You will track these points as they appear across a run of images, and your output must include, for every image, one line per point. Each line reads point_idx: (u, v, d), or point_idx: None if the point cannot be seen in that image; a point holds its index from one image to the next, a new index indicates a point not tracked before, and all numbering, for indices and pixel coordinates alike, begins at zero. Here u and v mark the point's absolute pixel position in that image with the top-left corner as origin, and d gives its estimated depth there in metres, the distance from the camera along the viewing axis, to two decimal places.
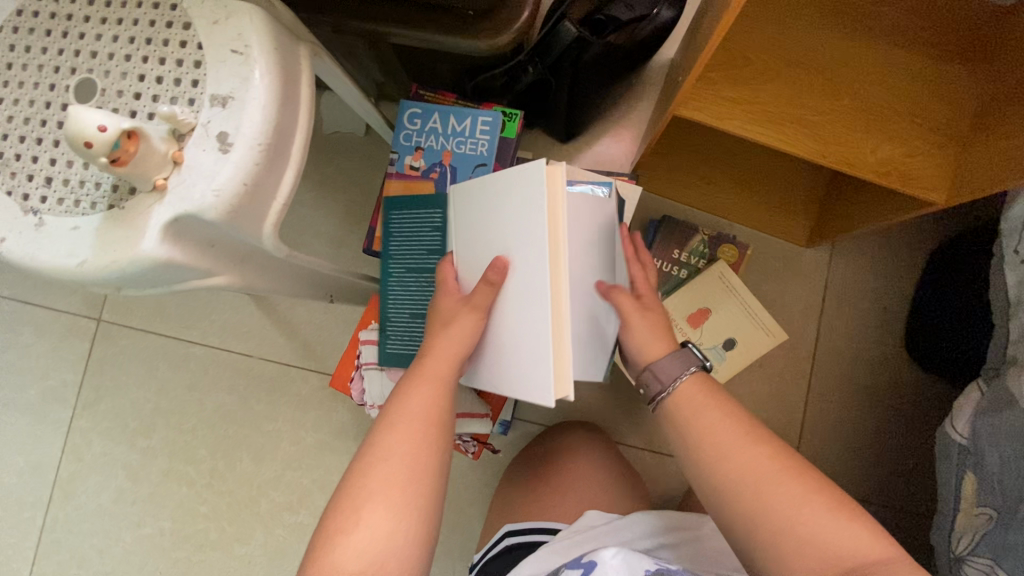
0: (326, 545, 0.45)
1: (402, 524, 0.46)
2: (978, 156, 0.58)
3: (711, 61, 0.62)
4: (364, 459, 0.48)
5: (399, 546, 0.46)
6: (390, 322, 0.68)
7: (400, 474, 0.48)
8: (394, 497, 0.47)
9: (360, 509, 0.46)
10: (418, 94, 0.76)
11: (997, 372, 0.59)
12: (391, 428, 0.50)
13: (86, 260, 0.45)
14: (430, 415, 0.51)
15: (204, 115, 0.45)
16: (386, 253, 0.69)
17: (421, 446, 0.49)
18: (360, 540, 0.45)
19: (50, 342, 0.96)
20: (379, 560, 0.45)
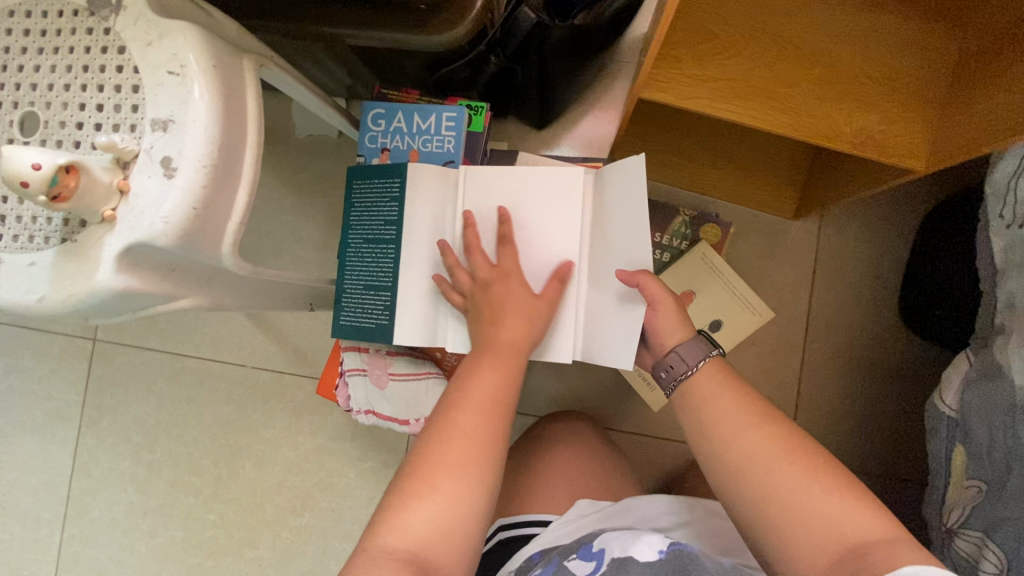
0: (395, 511, 0.48)
1: (473, 495, 0.49)
2: (957, 120, 0.55)
3: (671, 39, 0.60)
4: (436, 434, 0.52)
5: (468, 516, 0.49)
6: (345, 293, 0.69)
7: (472, 448, 0.51)
8: (467, 469, 0.50)
9: (432, 479, 0.49)
10: (381, 93, 0.75)
11: (986, 341, 0.57)
12: (461, 407, 0.54)
13: (44, 295, 0.45)
14: (497, 397, 0.55)
15: (146, 141, 0.45)
16: (347, 223, 0.71)
17: (490, 425, 0.53)
18: (431, 507, 0.48)
19: (49, 365, 0.98)
20: (450, 527, 0.48)
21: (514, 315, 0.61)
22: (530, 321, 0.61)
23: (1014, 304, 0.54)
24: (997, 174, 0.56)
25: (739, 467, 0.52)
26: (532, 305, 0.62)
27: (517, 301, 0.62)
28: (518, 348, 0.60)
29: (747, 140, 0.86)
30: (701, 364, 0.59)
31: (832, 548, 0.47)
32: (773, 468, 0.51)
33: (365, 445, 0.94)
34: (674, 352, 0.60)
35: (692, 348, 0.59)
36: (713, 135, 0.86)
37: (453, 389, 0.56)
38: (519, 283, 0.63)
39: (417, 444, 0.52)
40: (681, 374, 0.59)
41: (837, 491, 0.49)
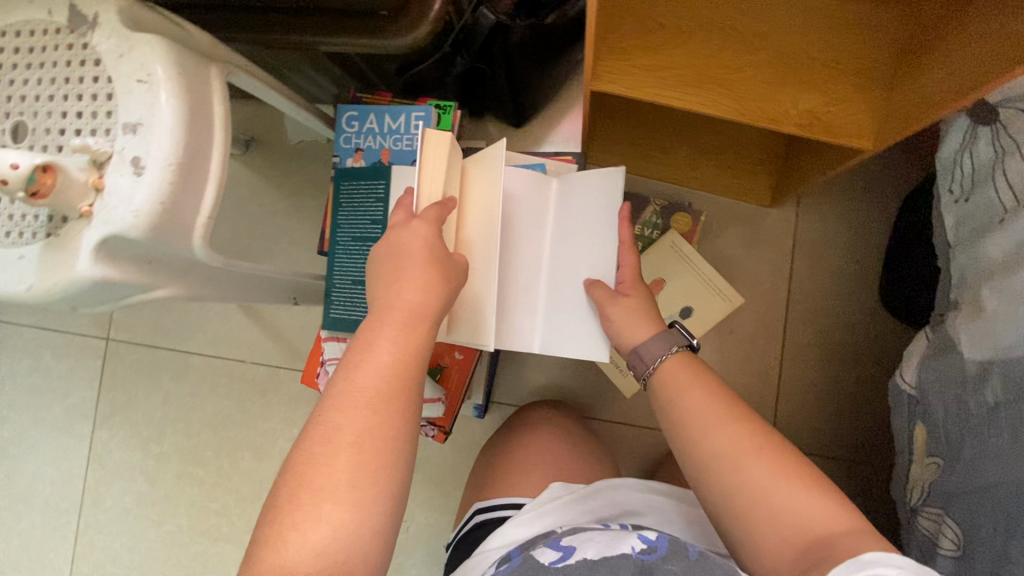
0: (277, 537, 0.42)
1: (368, 508, 0.44)
2: (903, 96, 0.56)
3: (617, 31, 0.62)
4: (321, 441, 0.45)
5: (363, 531, 0.44)
6: (333, 289, 0.71)
7: (365, 457, 0.45)
8: (359, 483, 0.44)
9: (320, 499, 0.43)
10: (356, 97, 0.79)
11: (942, 318, 0.57)
12: (350, 407, 0.46)
13: (32, 284, 0.50)
14: (393, 390, 0.48)
15: (119, 143, 0.50)
16: (336, 221, 0.73)
17: (387, 423, 0.46)
18: (319, 530, 0.42)
19: (67, 363, 1.05)
20: (341, 550, 0.43)
21: (417, 281, 0.51)
22: (435, 286, 0.52)
23: (965, 278, 0.54)
24: (945, 148, 0.56)
25: (710, 464, 0.48)
26: (437, 270, 0.52)
27: (422, 264, 0.52)
28: (419, 318, 0.50)
29: (721, 130, 0.87)
30: (671, 353, 0.56)
31: (802, 542, 0.43)
32: (744, 464, 0.47)
33: None
34: (644, 341, 0.57)
35: (667, 337, 0.57)
36: (685, 126, 0.87)
37: (338, 379, 0.48)
38: (430, 243, 0.52)
39: (298, 453, 0.45)
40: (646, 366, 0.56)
41: (803, 483, 0.45)
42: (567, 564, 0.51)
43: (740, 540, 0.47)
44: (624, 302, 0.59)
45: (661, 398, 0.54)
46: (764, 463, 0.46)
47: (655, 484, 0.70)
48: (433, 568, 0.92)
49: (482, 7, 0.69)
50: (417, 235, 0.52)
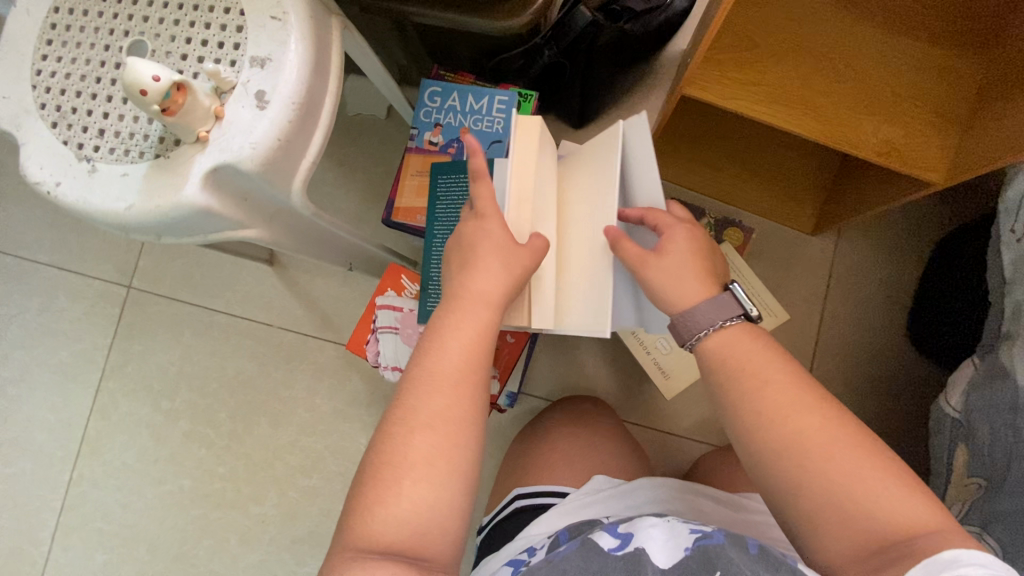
0: (365, 511, 0.43)
1: (446, 485, 0.44)
2: (976, 138, 0.60)
3: (715, 43, 0.64)
4: (403, 421, 0.45)
5: (445, 506, 0.44)
6: (433, 280, 0.68)
7: (442, 436, 0.45)
8: (438, 462, 0.44)
9: (403, 475, 0.43)
10: (438, 74, 0.81)
11: (991, 348, 0.61)
12: (430, 387, 0.46)
13: (132, 204, 0.49)
14: (468, 370, 0.48)
15: (244, 75, 0.50)
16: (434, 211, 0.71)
17: (464, 403, 0.47)
18: (402, 506, 0.43)
19: (82, 307, 1.01)
20: (423, 524, 0.43)
21: (493, 265, 0.51)
22: (510, 269, 0.51)
23: (1020, 311, 0.58)
24: (1011, 192, 0.60)
25: (790, 448, 0.45)
26: (512, 253, 0.51)
27: (493, 248, 0.51)
28: (493, 301, 0.50)
29: (775, 157, 0.91)
30: (723, 323, 0.50)
31: (877, 539, 0.42)
32: (829, 457, 0.44)
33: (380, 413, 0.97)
34: (689, 307, 0.51)
35: (717, 305, 0.51)
36: (741, 148, 0.91)
37: (418, 362, 0.48)
38: (497, 228, 0.52)
39: (381, 432, 0.46)
40: (690, 337, 0.51)
41: (890, 483, 0.43)
42: (629, 551, 0.50)
43: (809, 537, 0.45)
44: (667, 260, 0.52)
45: (716, 376, 0.50)
46: (843, 456, 0.44)
47: (693, 487, 0.71)
48: None
49: (580, 4, 0.71)
50: (485, 222, 0.53)
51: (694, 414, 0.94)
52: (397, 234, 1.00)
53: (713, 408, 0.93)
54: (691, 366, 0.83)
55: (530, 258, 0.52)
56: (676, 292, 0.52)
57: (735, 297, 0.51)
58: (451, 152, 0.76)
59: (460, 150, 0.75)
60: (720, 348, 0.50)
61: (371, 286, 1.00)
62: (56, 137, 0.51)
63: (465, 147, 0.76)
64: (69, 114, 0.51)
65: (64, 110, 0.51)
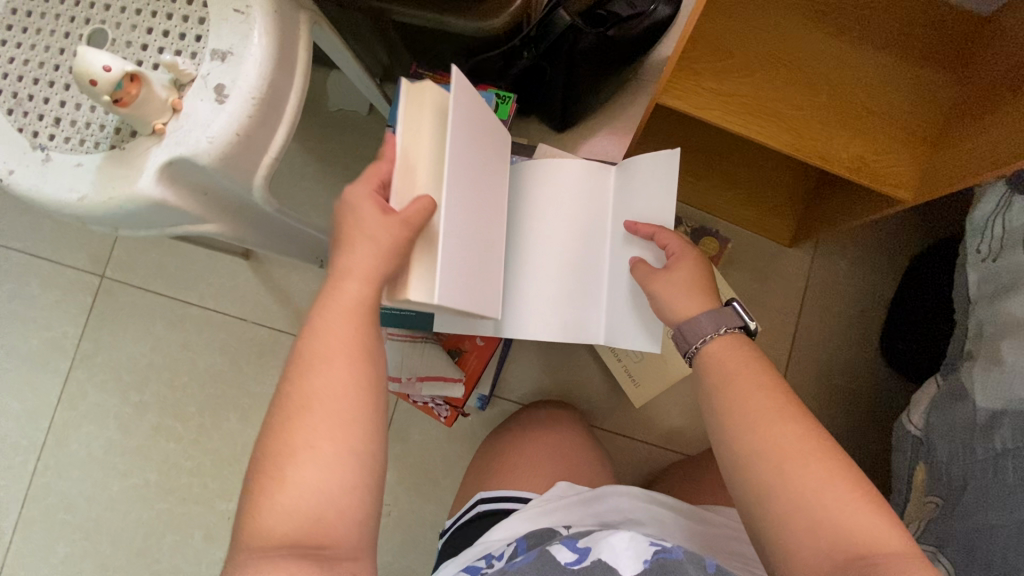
0: (255, 506, 0.42)
1: (330, 469, 0.42)
2: (945, 157, 0.60)
3: (691, 53, 0.64)
4: (289, 411, 0.44)
5: (335, 491, 0.42)
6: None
7: (322, 419, 0.43)
8: (320, 446, 0.43)
9: (287, 466, 0.42)
10: (417, 73, 0.80)
11: (954, 366, 0.61)
12: (310, 372, 0.45)
13: (85, 195, 0.48)
14: (348, 349, 0.46)
15: (204, 68, 0.49)
16: None
17: (348, 382, 0.45)
18: (288, 495, 0.42)
19: (54, 294, 1.00)
20: (311, 512, 0.41)
21: (361, 240, 0.48)
22: (381, 241, 0.47)
23: (983, 331, 0.58)
24: (978, 211, 0.60)
25: (757, 457, 0.45)
26: (377, 226, 0.47)
27: (362, 228, 0.48)
28: (366, 274, 0.48)
29: (755, 168, 0.91)
30: (722, 333, 0.53)
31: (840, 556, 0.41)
32: (796, 467, 0.44)
33: None
34: (692, 315, 0.54)
35: (721, 315, 0.53)
36: (722, 158, 0.91)
37: (297, 348, 0.47)
38: (368, 204, 0.49)
39: (269, 425, 0.45)
40: (690, 343, 0.53)
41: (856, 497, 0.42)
42: (585, 565, 0.50)
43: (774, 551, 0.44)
44: (674, 273, 0.56)
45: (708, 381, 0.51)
46: (822, 470, 0.43)
47: (667, 500, 0.71)
48: (410, 556, 0.90)
49: (559, 8, 0.70)
50: (358, 202, 0.49)
51: (666, 423, 0.94)
52: None
53: (684, 417, 0.93)
54: (662, 376, 0.82)
55: (401, 226, 0.47)
56: (682, 303, 0.55)
57: (735, 311, 0.54)
58: None
59: None
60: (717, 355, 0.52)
61: None
62: (10, 124, 0.50)
63: None
64: (25, 101, 0.50)
65: (21, 97, 0.50)
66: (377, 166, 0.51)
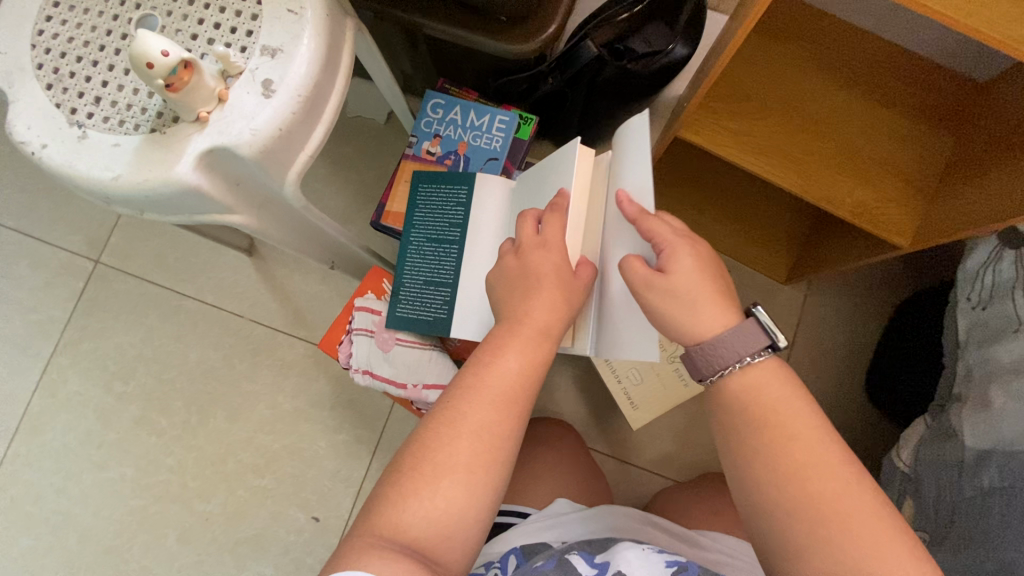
0: (398, 501, 0.43)
1: (478, 495, 0.44)
2: (942, 210, 0.64)
3: (714, 92, 0.68)
4: (452, 425, 0.45)
5: (470, 517, 0.43)
6: (403, 286, 0.71)
7: (486, 448, 0.45)
8: (476, 471, 0.44)
9: (438, 477, 0.43)
10: (443, 87, 0.82)
11: (943, 408, 0.65)
12: (481, 397, 0.46)
13: (120, 174, 0.48)
14: (521, 391, 0.47)
15: (253, 62, 0.50)
16: (410, 220, 0.72)
17: (509, 418, 0.46)
18: (436, 505, 0.42)
19: (43, 277, 0.97)
20: (447, 528, 0.42)
21: (554, 294, 0.50)
22: (572, 300, 0.51)
23: (971, 375, 0.62)
24: (970, 261, 0.64)
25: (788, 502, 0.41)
26: (571, 286, 0.51)
27: (555, 281, 0.50)
28: (553, 331, 0.50)
29: (757, 207, 0.95)
30: (753, 359, 0.44)
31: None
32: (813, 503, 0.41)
33: (343, 417, 0.95)
34: (712, 336, 0.45)
35: (745, 333, 0.44)
36: (724, 195, 0.95)
37: (471, 370, 0.48)
38: (560, 258, 0.51)
39: (424, 430, 0.46)
40: (716, 371, 0.44)
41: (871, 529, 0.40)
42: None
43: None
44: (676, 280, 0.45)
45: (734, 416, 0.44)
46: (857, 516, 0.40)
47: (663, 521, 0.72)
48: None
49: (587, 40, 0.73)
50: (550, 250, 0.51)
51: (658, 448, 0.95)
52: (382, 238, 1.00)
53: (675, 444, 0.94)
54: (659, 401, 0.84)
55: (585, 292, 0.51)
56: (693, 316, 0.45)
57: (760, 324, 0.44)
58: (447, 164, 0.77)
59: (457, 163, 0.76)
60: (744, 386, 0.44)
61: (348, 287, 0.99)
62: (49, 98, 0.50)
63: (462, 160, 0.77)
64: (66, 78, 0.50)
65: (61, 74, 0.50)
66: (559, 213, 0.52)
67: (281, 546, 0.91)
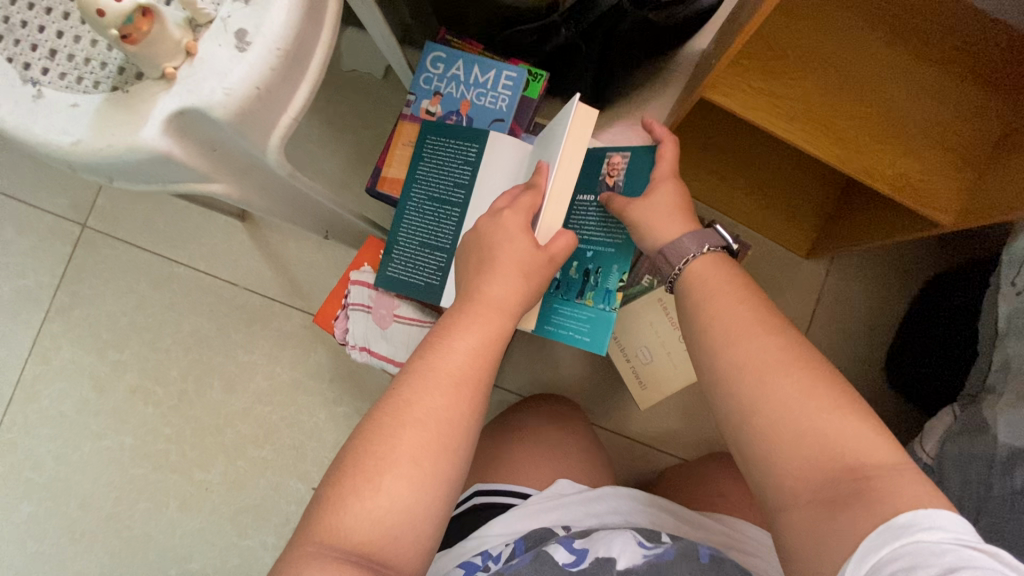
0: (340, 501, 0.41)
1: (427, 489, 0.42)
2: (995, 184, 0.57)
3: (749, 47, 0.60)
4: (398, 416, 0.43)
5: (419, 513, 0.42)
6: (397, 244, 0.66)
7: (434, 438, 0.43)
8: (423, 464, 0.42)
9: (382, 472, 0.42)
10: (445, 39, 0.75)
11: (974, 400, 0.61)
12: (430, 385, 0.45)
13: (80, 139, 0.43)
14: (473, 375, 0.46)
15: (225, 9, 0.44)
16: (412, 176, 0.67)
17: (459, 404, 0.45)
18: (380, 503, 0.41)
19: (29, 241, 0.93)
20: (394, 526, 0.41)
21: (510, 271, 0.50)
22: (527, 278, 0.50)
23: (1010, 366, 0.57)
24: (1019, 243, 0.59)
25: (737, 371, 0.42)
26: (529, 261, 0.50)
27: (511, 255, 0.50)
28: (507, 309, 0.50)
29: (782, 174, 0.88)
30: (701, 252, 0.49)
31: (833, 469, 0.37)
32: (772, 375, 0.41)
33: (343, 389, 0.93)
34: (673, 239, 0.51)
35: (699, 235, 0.51)
36: (746, 161, 0.88)
37: (420, 355, 0.47)
38: (520, 236, 0.50)
39: (370, 421, 0.44)
40: (672, 267, 0.51)
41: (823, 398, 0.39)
42: (583, 568, 0.54)
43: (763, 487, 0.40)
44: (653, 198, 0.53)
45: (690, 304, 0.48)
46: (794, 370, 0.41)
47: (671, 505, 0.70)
48: None
49: None
50: (510, 228, 0.51)
51: (664, 425, 0.92)
52: (380, 204, 0.95)
53: (683, 422, 0.92)
54: (670, 380, 0.80)
55: (548, 267, 0.51)
56: (659, 225, 0.52)
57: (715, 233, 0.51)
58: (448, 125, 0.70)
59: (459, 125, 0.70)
60: (699, 275, 0.49)
61: (346, 256, 0.94)
62: None
63: (464, 121, 0.70)
64: (16, 28, 0.44)
65: (10, 22, 0.44)
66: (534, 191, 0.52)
67: (281, 517, 0.90)
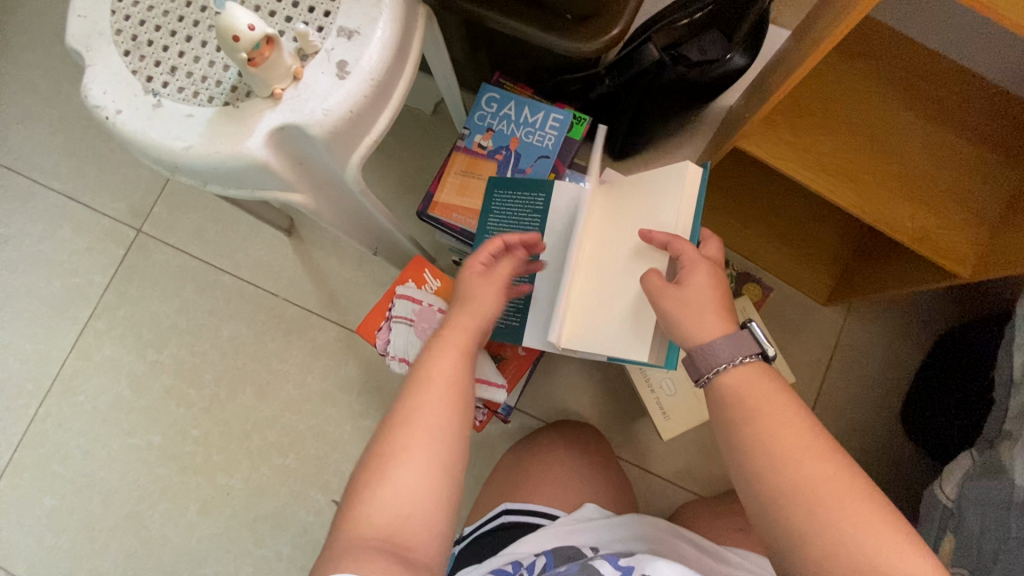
0: (352, 503, 0.44)
1: (427, 482, 0.44)
2: (1010, 237, 0.61)
3: (777, 107, 0.68)
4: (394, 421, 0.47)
5: (425, 505, 0.43)
6: None
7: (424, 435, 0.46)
8: (417, 459, 0.45)
9: (383, 470, 0.44)
10: (498, 81, 0.82)
11: (992, 443, 0.63)
12: (421, 387, 0.48)
13: (191, 145, 0.49)
14: (455, 372, 0.49)
15: (330, 42, 0.50)
16: (483, 224, 0.70)
17: (446, 403, 0.47)
18: (387, 499, 0.43)
19: (85, 241, 0.98)
20: (403, 519, 0.43)
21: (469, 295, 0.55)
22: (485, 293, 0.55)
23: None
24: None
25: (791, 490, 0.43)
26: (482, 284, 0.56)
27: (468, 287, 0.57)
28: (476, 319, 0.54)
29: (803, 225, 0.93)
30: (739, 361, 0.49)
31: None
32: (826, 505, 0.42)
33: (370, 403, 0.95)
34: (709, 340, 0.50)
35: (738, 341, 0.49)
36: (770, 211, 0.93)
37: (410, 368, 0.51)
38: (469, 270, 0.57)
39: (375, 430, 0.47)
40: (709, 372, 0.49)
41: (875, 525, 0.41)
42: None
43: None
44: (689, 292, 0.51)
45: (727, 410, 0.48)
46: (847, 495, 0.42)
47: (697, 538, 0.71)
48: None
49: (649, 43, 0.73)
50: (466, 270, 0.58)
51: (682, 460, 0.94)
52: (421, 228, 1.00)
53: (701, 458, 0.93)
54: (691, 412, 0.83)
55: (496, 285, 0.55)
56: (692, 326, 0.51)
57: (753, 335, 0.50)
58: (497, 158, 0.76)
59: (507, 158, 0.76)
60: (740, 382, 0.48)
61: (384, 274, 0.99)
62: (126, 65, 0.50)
63: (513, 156, 0.76)
64: (143, 46, 0.51)
65: (139, 41, 0.51)
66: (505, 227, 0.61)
67: (298, 527, 0.91)
